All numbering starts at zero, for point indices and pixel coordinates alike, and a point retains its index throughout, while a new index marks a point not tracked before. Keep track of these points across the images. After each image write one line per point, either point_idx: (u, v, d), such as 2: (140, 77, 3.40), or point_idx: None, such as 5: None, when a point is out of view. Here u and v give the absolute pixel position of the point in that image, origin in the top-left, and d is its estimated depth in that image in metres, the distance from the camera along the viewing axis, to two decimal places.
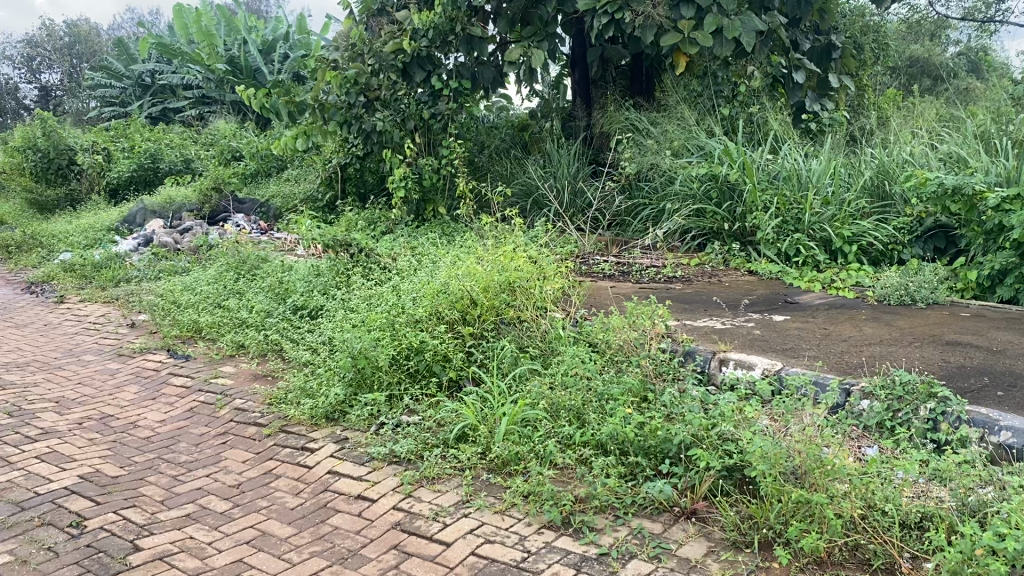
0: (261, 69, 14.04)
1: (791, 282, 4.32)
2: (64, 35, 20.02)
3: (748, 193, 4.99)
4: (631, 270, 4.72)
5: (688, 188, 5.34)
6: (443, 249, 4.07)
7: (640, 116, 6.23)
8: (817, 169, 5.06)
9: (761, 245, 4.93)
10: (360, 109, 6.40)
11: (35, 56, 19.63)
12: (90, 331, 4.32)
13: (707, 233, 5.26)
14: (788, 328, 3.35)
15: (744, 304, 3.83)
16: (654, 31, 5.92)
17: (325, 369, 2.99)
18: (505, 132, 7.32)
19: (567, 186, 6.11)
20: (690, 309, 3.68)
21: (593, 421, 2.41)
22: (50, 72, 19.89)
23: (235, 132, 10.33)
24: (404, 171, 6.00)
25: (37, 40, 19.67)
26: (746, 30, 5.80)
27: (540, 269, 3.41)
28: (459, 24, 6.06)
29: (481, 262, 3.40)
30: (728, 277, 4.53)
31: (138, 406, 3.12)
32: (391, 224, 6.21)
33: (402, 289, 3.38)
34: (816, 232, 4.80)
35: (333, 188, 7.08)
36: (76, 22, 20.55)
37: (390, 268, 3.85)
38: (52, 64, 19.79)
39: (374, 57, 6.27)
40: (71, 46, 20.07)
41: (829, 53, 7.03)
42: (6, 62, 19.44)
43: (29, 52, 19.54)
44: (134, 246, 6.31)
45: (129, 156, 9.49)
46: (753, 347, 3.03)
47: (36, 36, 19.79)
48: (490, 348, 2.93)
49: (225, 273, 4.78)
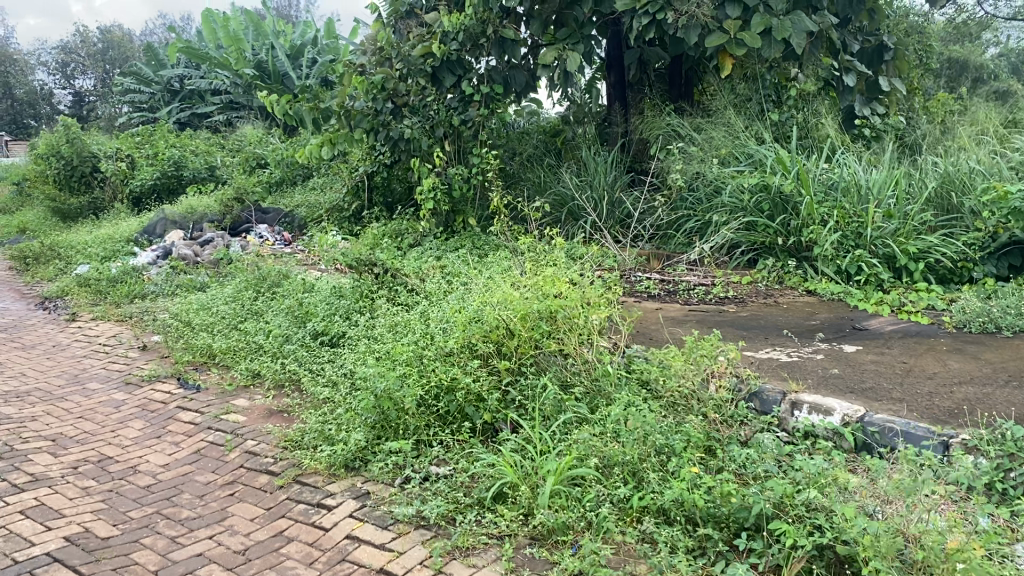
0: (289, 74, 13.87)
1: (856, 304, 3.96)
2: (97, 41, 20.06)
3: (805, 205, 4.61)
4: (678, 289, 4.37)
5: (738, 200, 4.98)
6: (477, 269, 3.74)
7: (683, 122, 5.87)
8: (878, 180, 4.68)
9: (818, 261, 4.56)
10: (388, 115, 6.11)
11: (69, 62, 19.72)
12: (99, 354, 4.06)
13: (759, 247, 4.90)
14: (863, 363, 2.99)
15: (808, 331, 3.47)
16: (699, 32, 5.57)
17: (344, 409, 2.67)
18: (538, 138, 7.01)
19: (605, 196, 5.76)
20: (749, 338, 3.34)
21: (652, 481, 2.08)
22: (84, 78, 19.95)
23: (262, 139, 10.10)
24: (432, 181, 5.68)
25: (71, 46, 19.77)
26: (796, 30, 5.45)
27: (583, 294, 3.07)
28: (491, 26, 5.77)
29: (518, 287, 3.07)
30: (785, 298, 4.17)
31: (141, 447, 2.83)
32: (419, 236, 5.91)
33: (429, 317, 3.06)
34: (879, 249, 4.43)
35: (360, 198, 6.81)
36: (110, 28, 20.58)
37: (418, 289, 3.54)
38: (86, 70, 19.82)
39: (402, 61, 5.98)
40: (103, 51, 20.07)
41: (880, 54, 6.62)
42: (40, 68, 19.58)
43: (63, 58, 19.73)
44: (152, 259, 6.05)
45: (153, 162, 9.30)
46: (828, 388, 2.68)
47: (71, 43, 19.86)
48: (530, 385, 2.61)
49: (243, 291, 4.50)
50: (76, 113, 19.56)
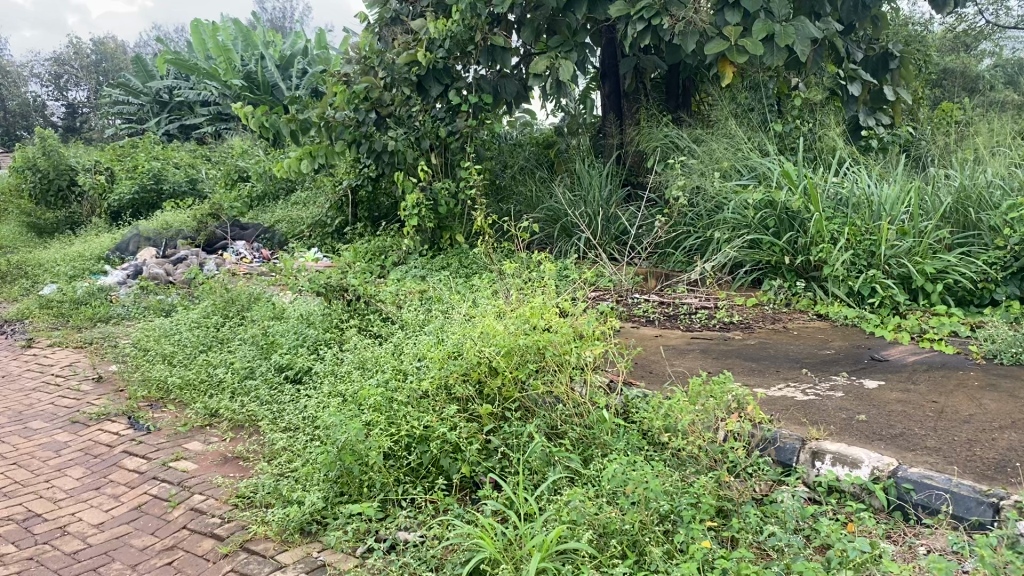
0: (279, 85, 13.60)
1: (872, 331, 3.65)
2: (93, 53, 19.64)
3: (814, 222, 4.30)
4: (679, 313, 4.05)
5: (741, 216, 4.67)
6: (460, 296, 3.43)
7: (681, 133, 5.57)
8: (891, 195, 4.38)
9: (828, 282, 4.25)
10: (371, 127, 5.80)
11: (61, 73, 18.44)
12: (49, 387, 3.71)
13: (764, 267, 4.58)
14: (888, 402, 2.67)
15: (824, 365, 3.15)
16: (697, 38, 5.31)
17: (304, 463, 2.35)
18: (529, 150, 6.72)
19: (600, 212, 5.45)
20: (760, 373, 3.02)
21: (657, 558, 1.76)
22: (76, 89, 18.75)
23: (247, 151, 9.78)
24: (417, 196, 5.35)
25: (64, 56, 18.50)
26: (800, 37, 5.19)
27: (577, 325, 2.75)
28: (480, 33, 5.48)
29: (502, 318, 2.75)
30: (794, 323, 3.85)
31: (75, 502, 2.50)
32: (403, 254, 5.59)
33: (404, 352, 2.74)
34: (893, 269, 4.13)
35: (344, 213, 6.50)
36: (103, 39, 19.76)
37: (394, 319, 3.23)
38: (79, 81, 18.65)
39: (386, 69, 5.69)
40: (98, 63, 19.13)
41: (885, 63, 6.34)
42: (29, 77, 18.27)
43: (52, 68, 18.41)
44: (121, 279, 5.73)
45: (133, 176, 8.96)
46: (852, 436, 2.36)
47: (64, 52, 18.72)
48: (515, 433, 2.29)
49: (210, 317, 4.18)
50: (68, 124, 18.51)
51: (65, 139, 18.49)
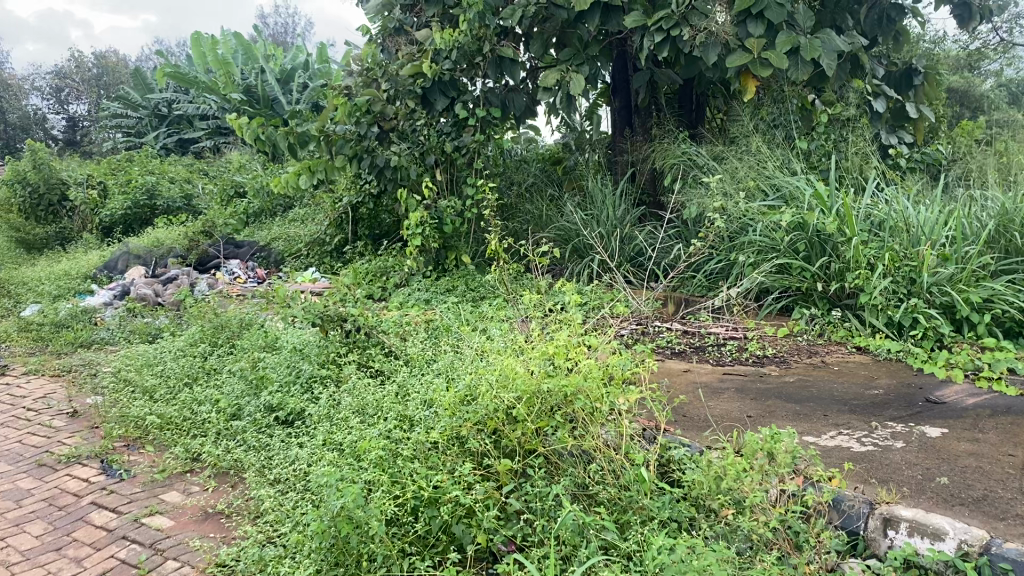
0: (279, 98, 13.34)
1: (919, 366, 3.34)
2: (92, 65, 18.66)
3: (851, 247, 3.99)
4: (706, 344, 3.74)
5: (770, 238, 4.36)
6: (470, 328, 3.13)
7: (700, 150, 5.28)
8: (930, 217, 4.09)
9: (865, 311, 3.94)
10: (373, 141, 5.52)
11: (63, 87, 17.82)
12: (19, 422, 3.39)
13: (793, 293, 4.28)
14: (958, 454, 2.35)
15: (875, 408, 2.84)
16: (718, 51, 5.03)
17: (293, 530, 2.02)
18: (538, 167, 6.44)
19: (614, 232, 5.14)
20: (806, 418, 2.71)
21: None
22: (77, 102, 18.14)
23: (245, 166, 9.50)
24: (420, 214, 5.03)
25: (65, 70, 18.06)
26: (827, 50, 4.96)
27: (604, 366, 2.44)
28: (488, 44, 5.20)
29: (520, 357, 2.44)
30: (832, 358, 3.54)
31: (31, 567, 2.17)
32: (406, 276, 5.28)
33: (410, 394, 2.43)
34: (936, 297, 3.82)
35: (344, 231, 6.19)
36: (105, 54, 19.16)
37: (396, 353, 2.92)
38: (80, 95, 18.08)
39: (390, 81, 5.42)
40: (98, 78, 18.49)
41: (909, 78, 6.10)
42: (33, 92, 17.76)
43: (56, 83, 17.85)
44: (108, 300, 5.43)
45: (125, 191, 8.68)
46: (927, 499, 2.04)
47: (65, 66, 18.13)
48: (538, 495, 1.97)
49: (197, 345, 3.87)
50: (67, 137, 17.97)
51: (64, 152, 17.91)
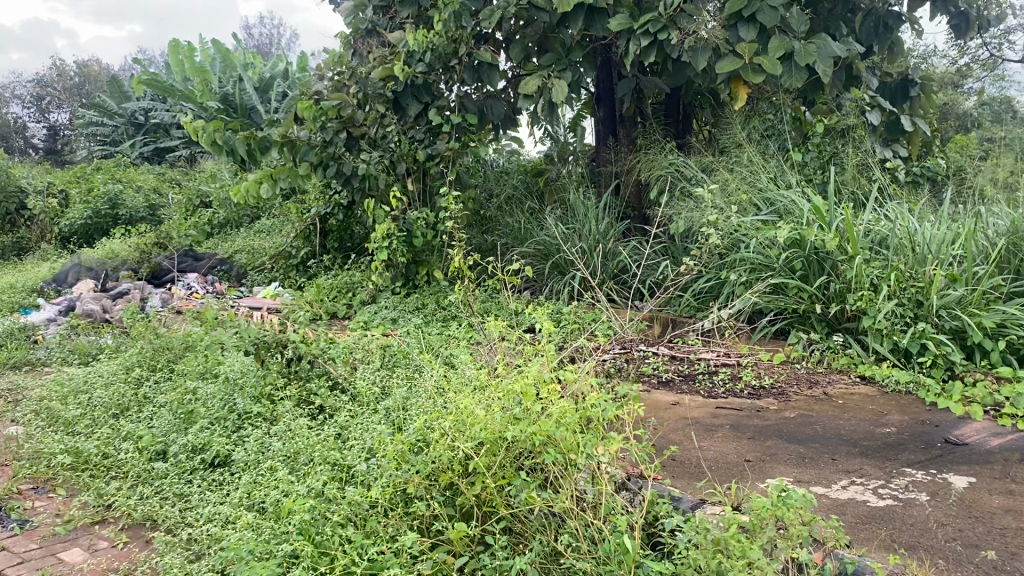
0: (257, 107, 12.96)
1: (932, 401, 3.01)
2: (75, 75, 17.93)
3: (853, 266, 3.67)
4: (695, 371, 3.40)
5: (764, 256, 4.03)
6: (433, 357, 2.78)
7: (688, 162, 4.97)
8: (937, 235, 3.77)
9: (867, 335, 3.62)
10: (340, 148, 5.16)
11: (43, 95, 17.07)
12: None
13: (789, 315, 3.95)
14: (994, 511, 2.00)
15: (888, 450, 2.50)
16: (708, 55, 4.71)
17: None
18: (518, 179, 6.11)
19: (596, 247, 4.80)
20: (812, 463, 2.37)
21: None
22: (59, 111, 17.25)
23: (217, 176, 9.12)
24: (388, 226, 4.66)
25: (47, 78, 17.41)
26: (822, 56, 4.67)
27: (582, 406, 2.08)
28: (464, 47, 4.87)
29: (483, 394, 2.07)
30: (835, 389, 3.21)
31: None
32: (373, 292, 4.91)
33: (351, 440, 2.07)
34: (945, 321, 3.50)
35: (311, 243, 5.83)
36: (86, 62, 18.63)
37: (345, 386, 2.56)
38: (61, 104, 17.14)
39: (359, 84, 5.07)
40: (80, 86, 17.74)
41: (905, 89, 5.80)
42: (13, 101, 16.92)
43: (38, 91, 17.06)
44: (51, 316, 5.03)
45: (87, 199, 8.27)
46: (968, 573, 1.70)
47: (46, 75, 17.44)
48: (498, 569, 1.59)
49: (133, 369, 3.48)
50: (48, 146, 16.94)
51: (47, 162, 16.85)
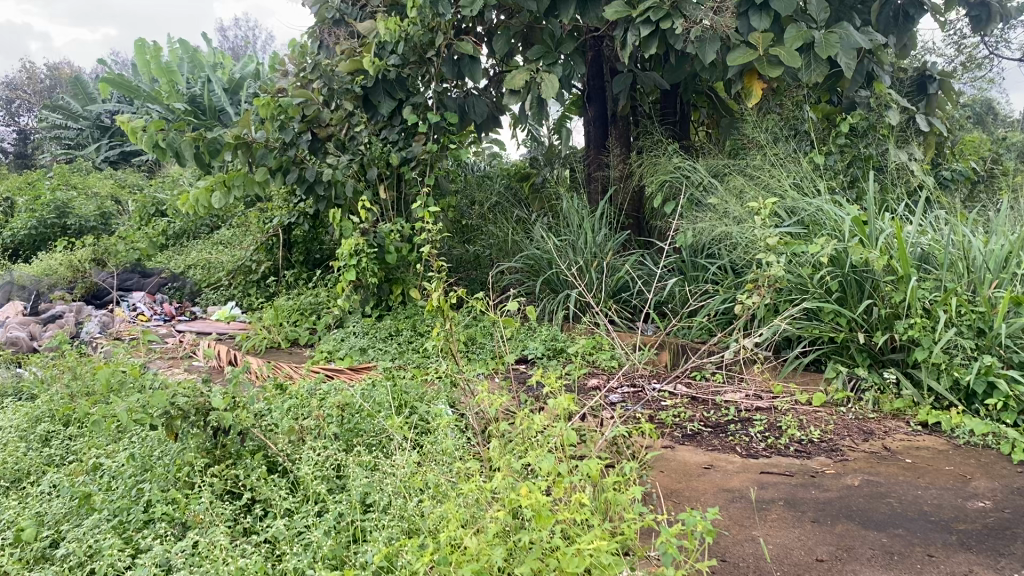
0: (225, 109, 12.24)
1: (1019, 458, 2.45)
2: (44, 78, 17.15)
3: (903, 290, 3.11)
4: (724, 419, 2.81)
5: (794, 275, 3.46)
6: (405, 427, 2.18)
7: (696, 166, 4.40)
8: (997, 249, 3.22)
9: (922, 370, 3.06)
10: (303, 151, 4.54)
11: (13, 98, 16.09)
12: None
13: (824, 344, 3.39)
14: None
15: (998, 539, 1.93)
16: (717, 47, 4.13)
17: None
18: (501, 184, 5.53)
19: (594, 262, 4.22)
20: (904, 564, 1.80)
21: None
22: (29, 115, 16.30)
23: (178, 183, 8.43)
24: (358, 240, 4.05)
25: (17, 81, 16.50)
26: (845, 47, 4.05)
27: (617, 523, 1.51)
28: (443, 36, 4.27)
29: (476, 512, 1.51)
30: (896, 442, 2.64)
31: None
32: (340, 315, 4.31)
33: (283, 574, 1.50)
34: (1015, 353, 2.95)
35: (273, 256, 5.21)
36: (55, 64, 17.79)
37: (287, 469, 1.97)
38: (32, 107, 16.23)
39: (324, 78, 4.46)
40: (51, 90, 17.03)
41: (923, 85, 5.27)
42: None
43: (6, 94, 16.08)
44: None
45: (33, 208, 7.55)
46: None
47: (15, 79, 16.58)
48: None
49: (38, 422, 2.83)
50: (18, 151, 15.68)
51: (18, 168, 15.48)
